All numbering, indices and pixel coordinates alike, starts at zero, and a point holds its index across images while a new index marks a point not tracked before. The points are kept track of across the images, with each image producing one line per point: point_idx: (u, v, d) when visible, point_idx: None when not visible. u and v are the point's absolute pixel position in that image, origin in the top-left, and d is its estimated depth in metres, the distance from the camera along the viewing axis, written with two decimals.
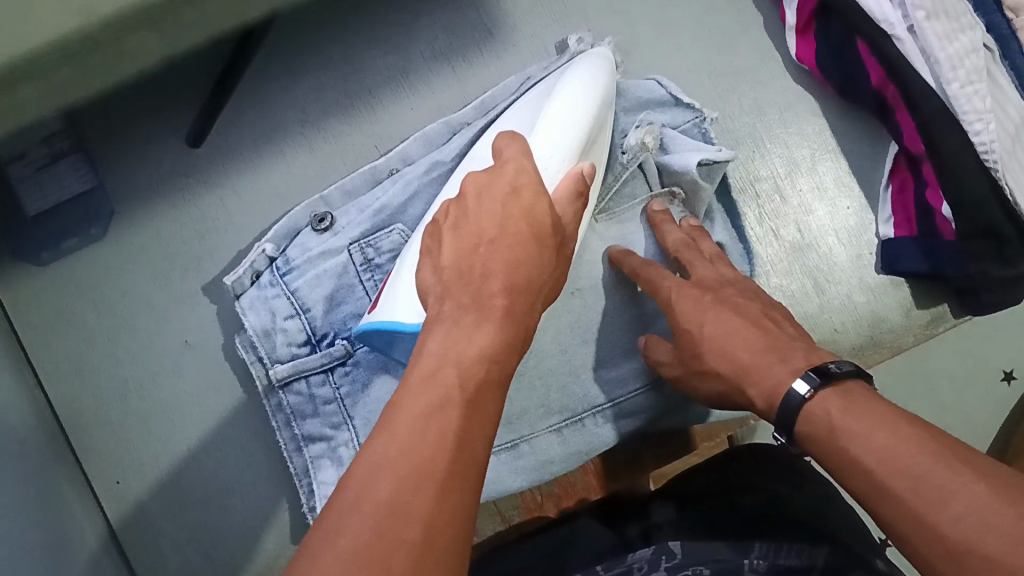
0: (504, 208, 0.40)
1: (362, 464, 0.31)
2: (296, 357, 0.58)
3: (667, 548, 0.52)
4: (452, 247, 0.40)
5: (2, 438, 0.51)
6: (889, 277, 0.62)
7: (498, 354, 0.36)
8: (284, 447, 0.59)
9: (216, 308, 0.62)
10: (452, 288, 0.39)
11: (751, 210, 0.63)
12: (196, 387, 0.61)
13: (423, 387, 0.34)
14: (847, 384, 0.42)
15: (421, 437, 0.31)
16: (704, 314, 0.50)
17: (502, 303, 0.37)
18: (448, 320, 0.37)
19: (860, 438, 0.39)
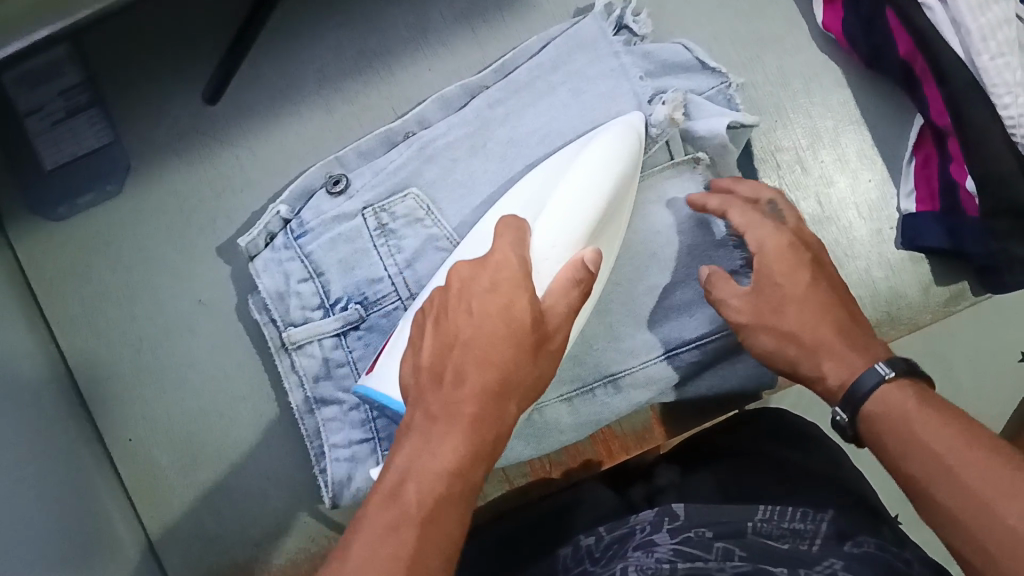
0: (485, 302, 0.43)
1: (341, 563, 0.37)
2: (310, 320, 0.58)
3: (670, 510, 0.52)
4: (430, 343, 0.43)
5: (17, 391, 0.51)
6: (909, 253, 0.61)
7: (462, 469, 0.40)
8: (296, 408, 0.59)
9: (230, 268, 0.62)
10: (425, 388, 0.42)
11: (772, 181, 0.62)
12: (209, 346, 0.61)
13: (386, 504, 0.39)
14: (917, 384, 0.45)
15: (380, 553, 0.37)
16: (790, 278, 0.51)
17: (468, 412, 0.41)
18: (420, 430, 0.41)
19: (927, 429, 0.42)
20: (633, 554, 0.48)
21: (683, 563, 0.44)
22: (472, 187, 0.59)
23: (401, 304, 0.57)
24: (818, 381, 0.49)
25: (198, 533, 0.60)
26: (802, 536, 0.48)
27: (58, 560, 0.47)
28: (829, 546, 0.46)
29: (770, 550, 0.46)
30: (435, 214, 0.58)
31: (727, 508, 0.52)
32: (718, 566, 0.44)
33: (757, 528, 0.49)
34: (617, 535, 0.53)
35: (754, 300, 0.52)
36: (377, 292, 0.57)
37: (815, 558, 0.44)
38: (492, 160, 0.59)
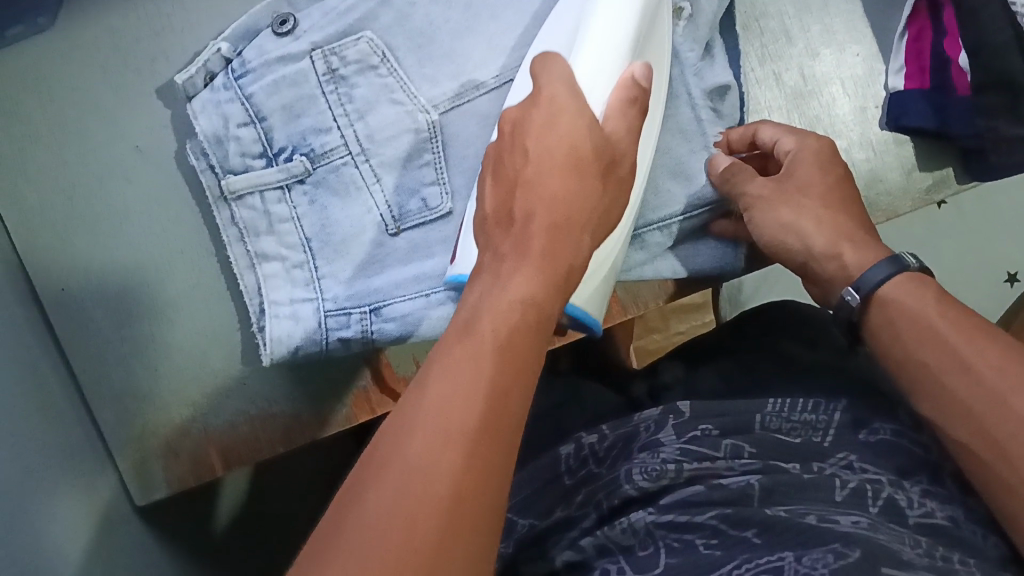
0: (545, 135, 0.42)
1: (401, 415, 0.31)
2: (251, 169, 0.54)
3: (674, 409, 0.55)
4: (494, 192, 0.42)
5: None
6: (893, 134, 0.57)
7: (534, 300, 0.36)
8: (234, 262, 0.56)
9: (171, 113, 0.58)
10: (495, 233, 0.40)
11: (754, 51, 0.58)
12: (146, 196, 0.58)
13: (458, 340, 0.34)
14: (921, 277, 0.46)
15: (456, 387, 0.31)
16: (826, 177, 0.51)
17: (541, 245, 0.38)
18: (490, 273, 0.38)
19: (933, 326, 0.43)
20: (641, 456, 0.51)
21: (690, 466, 0.48)
22: (431, 37, 0.55)
23: (351, 159, 0.55)
24: (833, 260, 0.48)
25: (133, 392, 0.58)
26: (815, 427, 0.52)
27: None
28: (844, 437, 0.50)
29: (782, 444, 0.50)
30: (391, 63, 0.55)
31: (731, 403, 0.54)
32: (727, 465, 0.48)
33: (767, 423, 0.52)
34: (620, 434, 0.55)
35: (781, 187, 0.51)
36: (323, 144, 0.54)
37: (830, 453, 0.49)
38: (455, 9, 0.55)
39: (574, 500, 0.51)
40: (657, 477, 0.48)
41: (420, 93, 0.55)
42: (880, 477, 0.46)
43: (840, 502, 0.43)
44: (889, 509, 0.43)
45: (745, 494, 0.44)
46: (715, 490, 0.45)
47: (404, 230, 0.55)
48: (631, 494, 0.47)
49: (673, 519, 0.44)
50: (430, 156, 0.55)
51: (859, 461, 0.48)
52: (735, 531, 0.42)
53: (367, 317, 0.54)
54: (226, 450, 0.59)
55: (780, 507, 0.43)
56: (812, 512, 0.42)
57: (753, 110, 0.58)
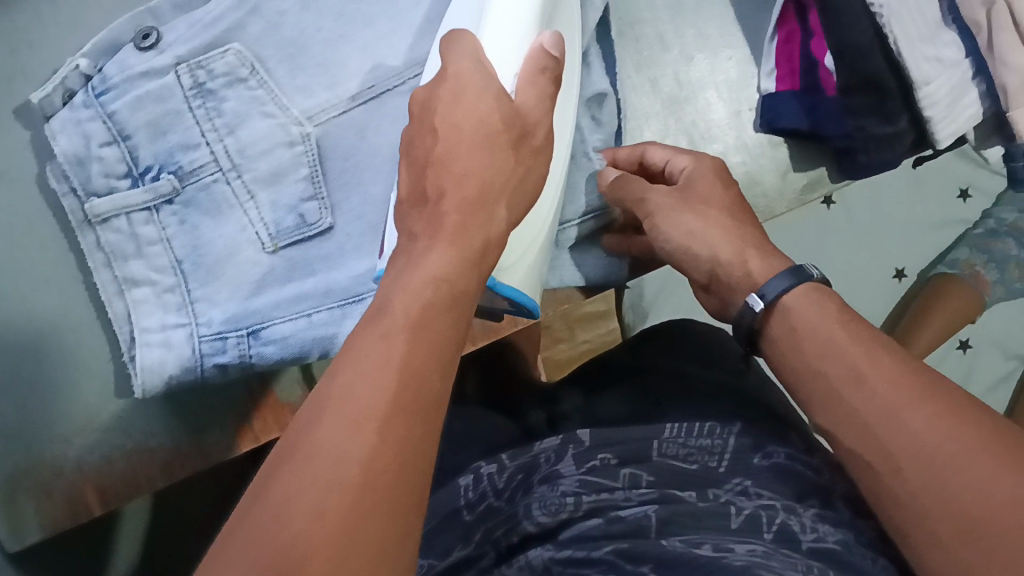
0: (455, 107, 0.41)
1: (314, 400, 0.30)
2: (115, 189, 0.52)
3: (574, 438, 0.53)
4: (407, 177, 0.40)
5: None
6: (767, 136, 0.59)
7: (448, 277, 0.35)
8: (102, 290, 0.53)
9: (31, 134, 0.56)
10: (408, 212, 0.39)
11: (629, 56, 0.60)
12: (8, 220, 0.55)
13: (370, 323, 0.33)
14: (823, 289, 0.44)
15: (365, 369, 0.30)
16: (712, 190, 0.49)
17: (455, 220, 0.37)
18: (404, 254, 0.37)
19: (826, 334, 0.42)
20: (540, 490, 0.49)
21: (589, 497, 0.46)
22: (302, 47, 0.54)
23: (221, 175, 0.53)
24: (738, 267, 0.46)
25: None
26: (711, 452, 0.51)
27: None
28: (740, 462, 0.50)
29: (678, 471, 0.49)
30: (260, 75, 0.53)
31: (628, 430, 0.53)
32: (626, 494, 0.47)
33: (663, 449, 0.51)
34: (520, 464, 0.53)
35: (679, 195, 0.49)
36: (191, 161, 0.52)
37: (725, 480, 0.49)
38: (327, 18, 0.54)
39: (472, 538, 0.47)
40: (555, 512, 0.46)
41: (292, 105, 0.53)
42: (774, 502, 0.45)
43: (735, 529, 0.43)
44: (783, 535, 0.42)
45: (643, 526, 0.43)
46: (613, 523, 0.44)
47: (281, 248, 0.54)
48: (530, 530, 0.45)
49: (571, 555, 0.42)
50: (306, 170, 0.53)
51: (753, 487, 0.47)
52: (631, 564, 0.40)
53: (245, 340, 0.52)
54: (103, 487, 0.56)
55: (677, 538, 0.42)
56: (707, 541, 0.41)
57: (631, 116, 0.59)
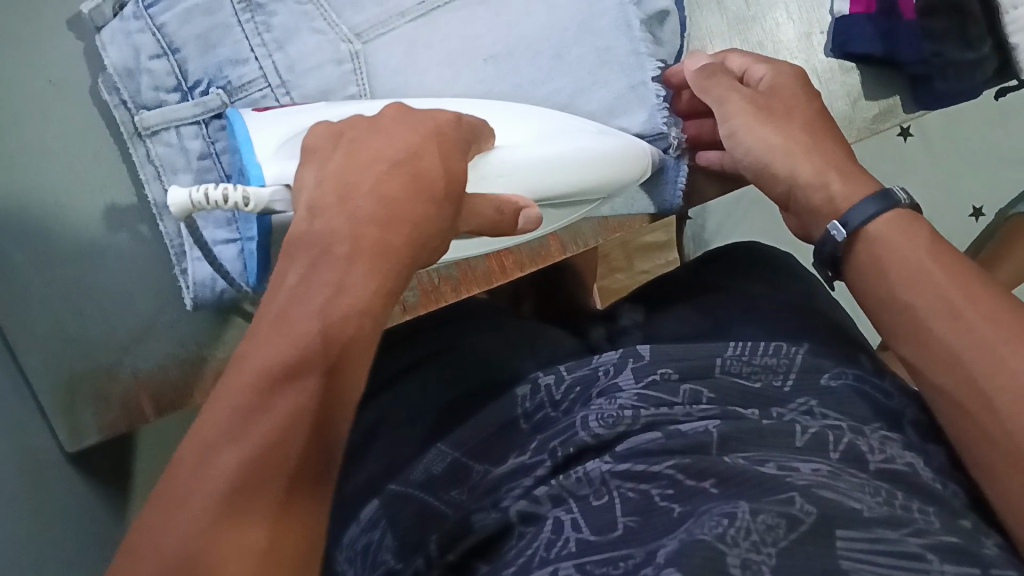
0: (396, 144, 0.37)
1: (197, 447, 0.32)
2: (165, 103, 0.53)
3: (634, 353, 0.51)
4: (342, 156, 0.37)
5: None
6: (840, 62, 0.57)
7: (372, 306, 0.35)
8: (153, 205, 0.54)
9: (83, 45, 0.56)
10: (327, 196, 0.36)
11: None
12: (62, 131, 0.56)
13: (267, 350, 0.33)
14: (913, 215, 0.46)
15: (264, 449, 0.32)
16: (793, 106, 0.50)
17: (376, 235, 0.35)
18: (317, 248, 0.35)
19: (929, 271, 0.43)
20: (597, 402, 0.48)
21: (647, 412, 0.45)
22: None
23: (270, 91, 0.52)
24: (821, 190, 0.47)
25: (57, 334, 0.56)
26: (776, 371, 0.49)
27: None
28: (808, 380, 0.49)
29: (742, 389, 0.48)
30: None
31: (689, 346, 0.51)
32: (686, 410, 0.45)
33: (726, 366, 0.50)
34: (578, 378, 0.51)
35: (754, 110, 0.50)
36: (241, 76, 0.52)
37: (790, 398, 0.47)
38: None
39: (529, 447, 0.47)
40: (612, 426, 0.45)
41: (341, 21, 0.52)
42: (840, 423, 0.45)
43: (801, 448, 0.42)
44: (850, 455, 0.42)
45: (702, 443, 0.42)
46: (672, 437, 0.43)
47: None
48: (587, 441, 0.44)
49: (630, 468, 0.41)
50: (355, 89, 0.53)
51: (819, 408, 0.46)
52: (692, 481, 0.40)
53: None
54: (158, 394, 0.58)
55: (738, 456, 0.41)
56: (771, 460, 0.41)
57: (697, 34, 0.58)
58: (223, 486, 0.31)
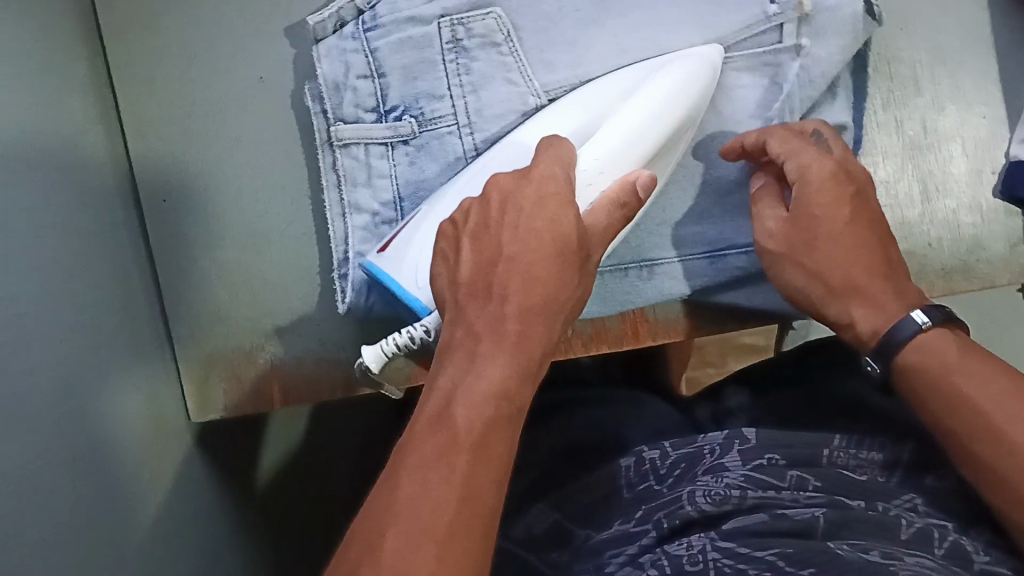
0: (523, 239, 0.45)
1: (387, 499, 0.36)
2: (361, 121, 0.56)
3: (740, 435, 0.50)
4: (471, 261, 0.45)
5: (71, 154, 0.52)
6: (1007, 204, 0.58)
7: (511, 383, 0.41)
8: (328, 209, 0.58)
9: (295, 51, 0.60)
10: (468, 304, 0.44)
11: (880, 92, 0.59)
12: (259, 123, 0.60)
13: (432, 425, 0.39)
14: (951, 331, 0.48)
15: (439, 486, 0.36)
16: (826, 223, 0.52)
17: (514, 330, 0.42)
18: (461, 351, 0.42)
19: (978, 376, 0.45)
20: (703, 479, 0.48)
21: (754, 493, 0.45)
22: (556, 21, 0.56)
23: (456, 129, 0.56)
24: (845, 328, 0.52)
25: (208, 312, 0.61)
26: (882, 467, 0.48)
27: (70, 289, 0.48)
28: (913, 479, 0.47)
29: (848, 480, 0.46)
30: (513, 42, 0.56)
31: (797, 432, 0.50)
32: (793, 497, 0.45)
33: (833, 457, 0.48)
34: (682, 454, 0.51)
35: (792, 232, 0.53)
36: (433, 110, 0.56)
37: (896, 493, 0.46)
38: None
39: (632, 515, 0.48)
40: (719, 503, 0.45)
41: (535, 76, 0.56)
42: (947, 523, 0.44)
43: (906, 541, 0.42)
44: (954, 553, 0.42)
45: (809, 527, 0.43)
46: (779, 519, 0.43)
47: None
48: (693, 516, 0.45)
49: (734, 548, 0.42)
50: None
51: (924, 506, 0.45)
52: (791, 568, 0.40)
53: None
54: (287, 387, 0.61)
55: (843, 542, 0.42)
56: (875, 549, 0.41)
57: (867, 153, 0.58)
58: (407, 524, 0.35)
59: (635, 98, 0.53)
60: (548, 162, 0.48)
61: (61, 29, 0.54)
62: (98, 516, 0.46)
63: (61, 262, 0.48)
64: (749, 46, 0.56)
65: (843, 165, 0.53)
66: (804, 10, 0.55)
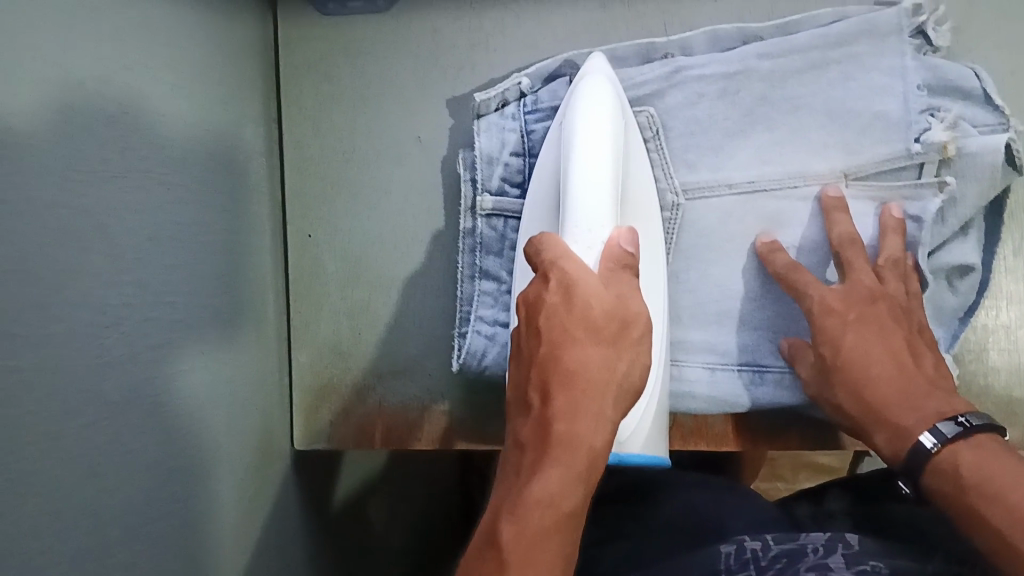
0: (563, 324, 0.43)
1: None
2: (505, 194, 0.60)
3: (843, 539, 0.46)
4: (519, 364, 0.45)
5: (229, 181, 0.57)
6: None
7: (557, 489, 0.40)
8: (459, 270, 0.61)
9: (455, 117, 0.65)
10: (519, 406, 0.44)
11: (1013, 239, 0.60)
12: (409, 178, 0.65)
13: (482, 561, 0.39)
14: (975, 439, 0.44)
15: None
16: (842, 346, 0.53)
17: (556, 426, 0.41)
18: (512, 471, 0.42)
19: (1005, 500, 0.41)
20: None
21: None
22: (705, 127, 0.60)
23: None
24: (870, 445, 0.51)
25: (332, 345, 0.65)
26: None
27: (195, 305, 0.52)
28: None
29: None
30: (659, 139, 0.60)
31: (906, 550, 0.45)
32: None
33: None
34: (783, 548, 0.45)
35: (817, 367, 0.54)
36: None
37: None
38: (736, 110, 0.60)
39: None
40: None
41: (675, 174, 0.60)
42: None
43: None
44: None
45: None
46: None
47: None
48: None
49: None
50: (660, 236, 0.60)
51: None
52: None
53: None
54: (390, 427, 0.64)
55: None
56: None
57: (991, 297, 0.60)
58: None
59: (577, 147, 0.50)
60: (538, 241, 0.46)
61: (243, 69, 0.60)
62: (194, 514, 0.51)
63: (196, 279, 0.53)
64: (889, 179, 0.58)
65: (847, 293, 0.54)
66: (949, 155, 0.56)
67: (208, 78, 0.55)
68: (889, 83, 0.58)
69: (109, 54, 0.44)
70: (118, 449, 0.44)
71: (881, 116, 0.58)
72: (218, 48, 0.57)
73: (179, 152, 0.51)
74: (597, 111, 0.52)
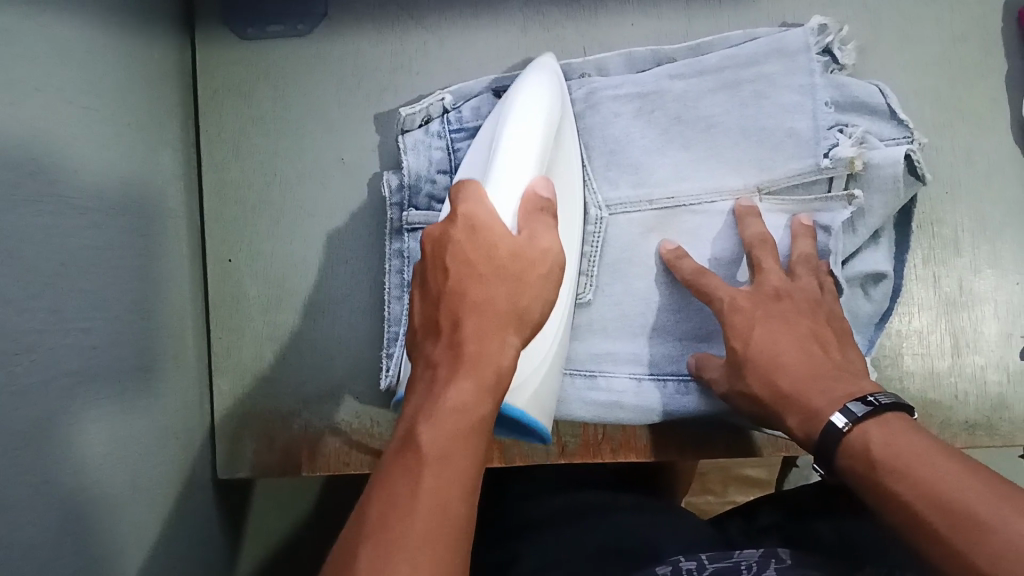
0: (480, 249, 0.44)
1: (366, 521, 0.34)
2: (432, 209, 0.61)
3: (777, 554, 0.46)
4: (423, 307, 0.44)
5: (147, 200, 0.56)
6: None
7: (474, 398, 0.38)
8: (388, 290, 0.62)
9: (379, 139, 0.65)
10: (428, 334, 0.42)
11: (921, 248, 0.63)
12: (334, 200, 0.65)
13: (398, 454, 0.36)
14: (884, 417, 0.44)
15: (411, 497, 0.34)
16: (755, 338, 0.53)
17: (472, 347, 0.40)
18: (424, 381, 0.40)
19: (910, 475, 0.40)
20: None
21: None
22: (624, 145, 0.61)
23: None
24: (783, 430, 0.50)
25: (256, 371, 0.64)
26: None
27: (111, 327, 0.50)
28: None
29: None
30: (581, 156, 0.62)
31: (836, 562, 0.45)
32: None
33: None
34: (719, 568, 0.46)
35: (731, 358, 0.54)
36: None
37: None
38: (653, 130, 0.61)
39: None
40: None
41: (599, 190, 0.61)
42: None
43: None
44: None
45: None
46: None
47: None
48: None
49: None
50: (588, 249, 0.60)
51: None
52: None
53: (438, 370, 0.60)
54: (316, 454, 0.63)
55: None
56: None
57: (904, 303, 0.63)
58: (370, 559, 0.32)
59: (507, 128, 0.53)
60: (467, 193, 0.47)
61: (160, 90, 0.59)
62: (112, 545, 0.49)
63: (111, 300, 0.51)
64: (802, 192, 0.59)
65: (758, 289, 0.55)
66: (856, 169, 0.57)
67: (124, 99, 0.54)
68: (801, 101, 0.59)
69: (23, 72, 0.43)
70: (27, 474, 0.41)
71: (793, 133, 0.59)
72: (135, 68, 0.56)
73: (94, 169, 0.49)
74: (529, 98, 0.54)
